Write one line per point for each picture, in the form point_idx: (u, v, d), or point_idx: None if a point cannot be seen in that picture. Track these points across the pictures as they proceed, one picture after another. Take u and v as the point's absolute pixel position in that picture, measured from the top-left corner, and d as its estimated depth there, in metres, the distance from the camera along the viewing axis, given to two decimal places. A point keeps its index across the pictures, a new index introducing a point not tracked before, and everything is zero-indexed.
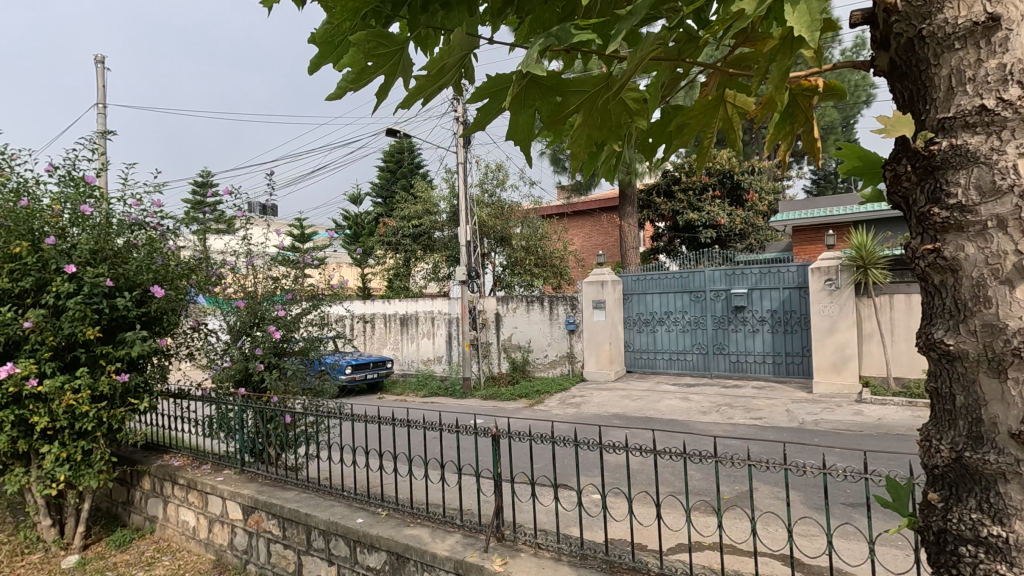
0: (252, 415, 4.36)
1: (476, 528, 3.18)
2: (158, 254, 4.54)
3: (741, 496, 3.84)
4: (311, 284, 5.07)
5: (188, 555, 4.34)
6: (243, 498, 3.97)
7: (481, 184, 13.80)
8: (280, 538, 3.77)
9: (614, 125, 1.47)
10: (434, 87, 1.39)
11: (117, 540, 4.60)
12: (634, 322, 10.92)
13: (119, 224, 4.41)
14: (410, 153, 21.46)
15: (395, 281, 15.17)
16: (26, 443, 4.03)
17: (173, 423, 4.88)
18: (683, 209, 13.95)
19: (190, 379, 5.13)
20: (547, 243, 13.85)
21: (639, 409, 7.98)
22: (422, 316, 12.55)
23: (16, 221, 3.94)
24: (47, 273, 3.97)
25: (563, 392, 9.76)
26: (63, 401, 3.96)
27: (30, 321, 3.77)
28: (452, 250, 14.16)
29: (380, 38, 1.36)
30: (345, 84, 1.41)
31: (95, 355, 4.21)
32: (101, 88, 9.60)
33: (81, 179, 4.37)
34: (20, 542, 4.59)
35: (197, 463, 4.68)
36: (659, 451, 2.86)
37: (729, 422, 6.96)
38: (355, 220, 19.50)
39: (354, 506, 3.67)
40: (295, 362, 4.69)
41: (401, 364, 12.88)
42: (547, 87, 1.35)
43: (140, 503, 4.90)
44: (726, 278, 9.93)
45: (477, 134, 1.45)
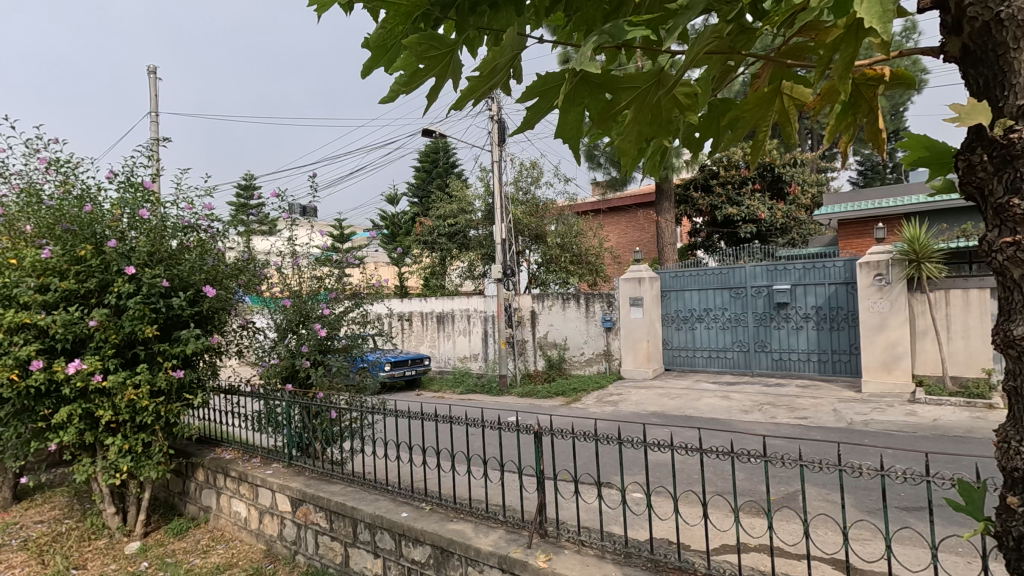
0: (299, 410, 4.50)
1: (519, 524, 3.21)
2: (209, 254, 4.77)
3: (789, 497, 3.75)
4: (352, 282, 5.18)
5: (241, 545, 4.51)
6: (292, 491, 4.11)
7: (516, 181, 13.82)
8: (328, 530, 3.88)
9: (664, 120, 1.45)
10: (484, 88, 1.40)
11: (174, 528, 4.83)
12: (672, 319, 10.75)
13: (173, 226, 4.63)
14: (445, 152, 21.68)
15: (431, 280, 15.35)
16: (92, 435, 4.26)
17: (224, 417, 5.08)
18: (722, 203, 13.64)
19: (240, 375, 5.33)
20: (582, 240, 13.79)
21: (678, 408, 7.86)
22: (458, 314, 12.67)
23: (80, 225, 4.17)
24: (109, 275, 4.19)
25: (599, 390, 9.70)
26: (126, 396, 4.18)
27: (94, 320, 3.97)
28: (487, 249, 14.29)
29: (431, 40, 1.38)
30: (397, 87, 1.45)
31: (152, 352, 4.42)
32: (153, 96, 10.05)
33: (139, 185, 4.62)
34: (87, 529, 4.88)
35: (247, 457, 4.85)
36: (704, 450, 2.80)
37: (773, 421, 6.79)
38: (392, 220, 19.90)
39: (398, 501, 3.75)
40: (338, 358, 4.80)
41: (438, 361, 13.04)
42: (598, 84, 1.35)
43: (195, 494, 5.12)
44: (768, 273, 9.67)
45: (526, 133, 1.46)
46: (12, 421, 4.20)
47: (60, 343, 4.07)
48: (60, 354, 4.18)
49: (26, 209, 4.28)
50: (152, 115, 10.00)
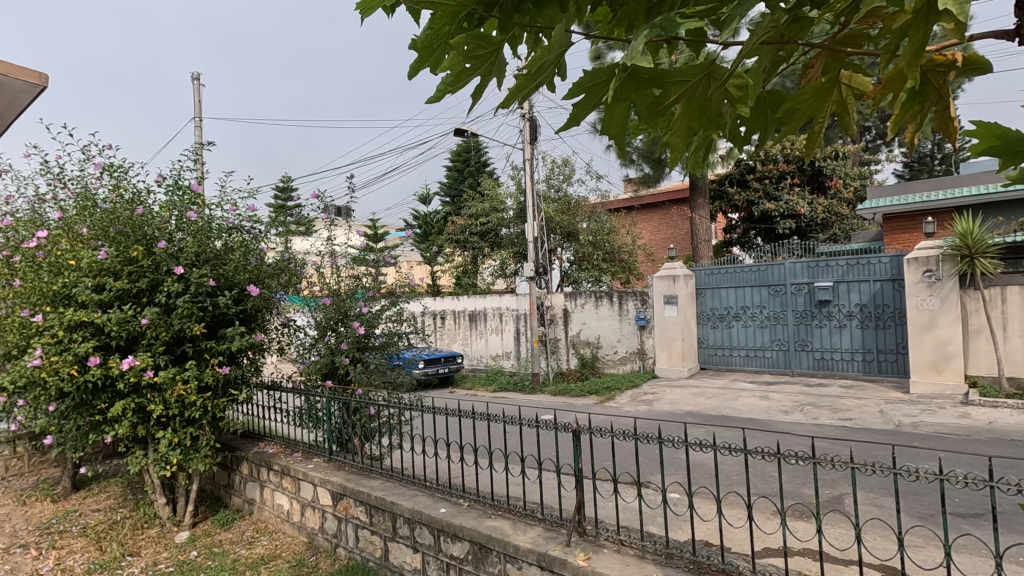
0: (339, 407, 4.59)
1: (558, 522, 3.20)
2: (252, 254, 4.95)
3: (836, 500, 3.64)
4: (388, 281, 5.24)
5: (284, 537, 4.64)
6: (334, 485, 4.20)
7: (548, 179, 13.77)
8: (368, 524, 3.95)
9: (714, 114, 1.41)
10: (531, 86, 1.40)
11: (221, 520, 5.00)
12: (708, 317, 10.55)
13: (218, 227, 4.81)
14: (477, 151, 21.79)
15: (464, 279, 15.46)
16: (144, 429, 4.45)
17: (266, 413, 5.22)
18: (759, 199, 13.29)
19: (281, 371, 5.47)
20: (615, 238, 13.67)
21: (715, 407, 7.72)
22: (491, 312, 12.74)
23: (132, 227, 4.37)
24: (159, 274, 4.39)
25: (633, 389, 9.59)
26: (175, 391, 4.34)
27: (146, 318, 4.14)
28: (519, 247, 14.32)
29: (478, 40, 1.39)
30: (443, 87, 1.46)
31: (200, 349, 4.60)
32: (197, 102, 10.43)
33: (186, 188, 4.81)
34: (140, 517, 5.09)
35: (289, 451, 4.99)
36: (749, 450, 2.72)
37: (815, 422, 6.60)
38: (425, 220, 20.17)
39: (436, 496, 3.79)
40: (376, 356, 4.88)
41: (471, 359, 13.13)
42: (646, 80, 1.33)
43: (240, 487, 5.29)
44: (810, 270, 9.40)
45: (572, 130, 1.45)
46: (72, 414, 4.41)
47: (115, 339, 4.24)
48: (115, 351, 4.35)
49: (82, 212, 4.48)
50: (196, 120, 10.37)
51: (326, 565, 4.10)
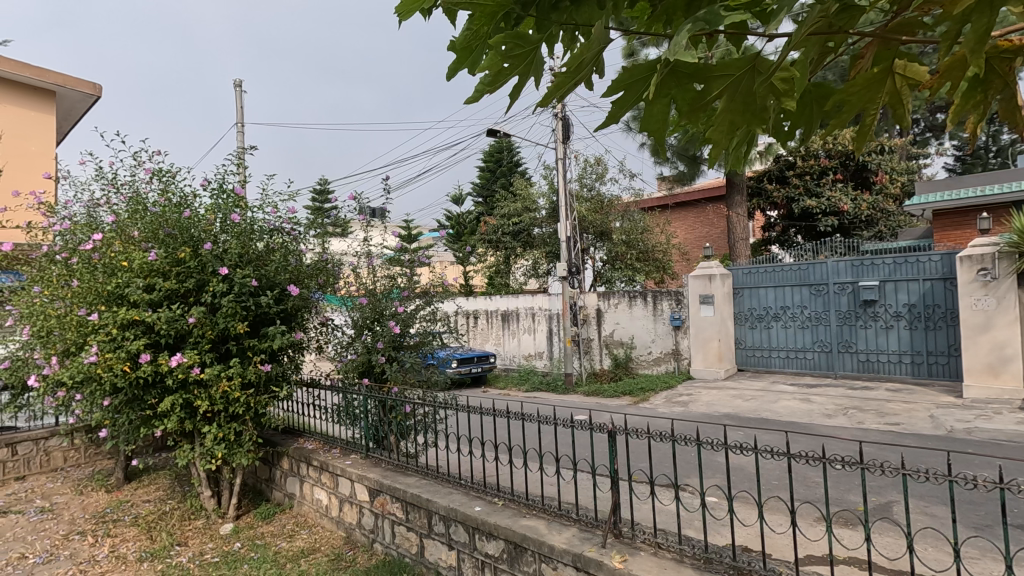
0: (375, 404, 4.67)
1: (593, 523, 3.18)
2: (292, 255, 5.11)
3: (884, 508, 3.50)
4: (422, 281, 5.29)
5: (323, 531, 4.75)
6: (371, 481, 4.28)
7: (580, 178, 13.67)
8: (404, 521, 4.01)
9: (758, 108, 1.38)
10: (570, 84, 1.40)
11: (263, 513, 5.15)
12: (746, 317, 10.30)
13: (260, 229, 4.97)
14: (509, 151, 21.83)
15: (496, 278, 15.52)
16: (191, 423, 4.62)
17: (305, 409, 5.36)
18: (800, 195, 12.89)
19: (320, 369, 5.61)
20: (649, 237, 13.49)
21: (753, 410, 7.53)
22: (523, 311, 12.75)
23: (180, 229, 4.56)
24: (205, 275, 4.57)
25: (668, 390, 9.44)
26: (221, 387, 4.51)
27: (193, 317, 4.31)
28: (551, 247, 14.28)
29: (518, 39, 1.39)
30: (482, 87, 1.47)
31: (243, 347, 4.75)
32: (240, 109, 10.80)
33: (230, 192, 4.98)
34: (187, 509, 5.30)
35: (328, 447, 5.10)
36: (792, 454, 2.63)
37: (860, 427, 6.36)
38: (458, 220, 20.34)
39: (471, 495, 3.82)
40: (411, 355, 4.94)
41: (503, 359, 13.17)
42: (687, 74, 1.31)
43: (280, 481, 5.44)
44: (854, 269, 9.08)
45: (610, 128, 1.43)
46: (125, 409, 4.60)
47: (164, 337, 4.42)
48: (164, 348, 4.53)
49: (134, 215, 4.68)
50: (239, 126, 10.74)
51: (363, 560, 4.19)
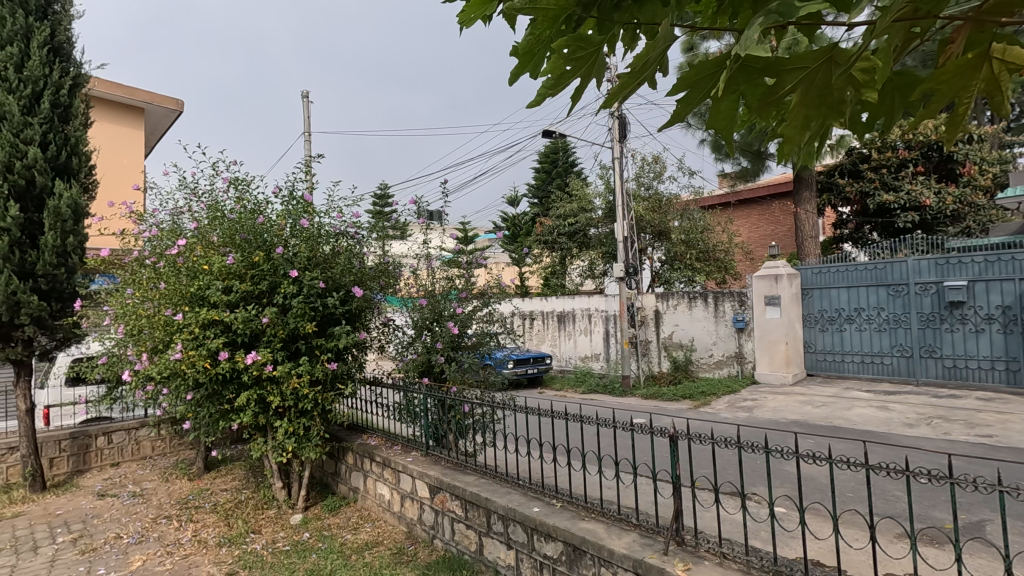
0: (434, 403, 4.76)
1: (654, 529, 3.12)
2: (356, 258, 5.33)
3: (976, 527, 3.24)
4: (479, 282, 5.36)
5: (385, 525, 4.90)
6: (431, 478, 4.38)
7: (638, 177, 13.43)
8: (463, 518, 4.07)
9: (835, 101, 1.31)
10: (633, 85, 1.38)
11: (330, 506, 5.38)
12: (816, 319, 9.78)
13: (326, 233, 5.22)
14: (565, 152, 21.79)
15: (552, 279, 15.50)
16: (265, 418, 4.88)
17: (369, 406, 5.56)
18: (875, 190, 12.12)
19: (382, 368, 5.79)
20: (710, 236, 13.08)
21: (824, 417, 7.15)
22: (580, 313, 12.67)
23: (254, 234, 4.84)
24: (277, 277, 4.83)
25: (731, 395, 9.12)
26: (291, 383, 4.75)
27: (267, 317, 4.56)
28: (608, 247, 14.12)
29: (580, 41, 1.39)
30: (543, 90, 1.48)
31: (312, 346, 4.98)
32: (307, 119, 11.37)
33: (299, 198, 5.24)
34: (260, 499, 5.60)
35: (389, 444, 5.26)
36: (872, 465, 2.47)
37: (945, 438, 5.92)
38: (514, 221, 20.52)
39: (529, 495, 3.83)
40: (469, 355, 5.02)
41: (559, 360, 13.14)
42: (758, 69, 1.26)
43: (345, 475, 5.65)
44: (937, 268, 8.44)
45: (677, 127, 1.40)
46: (205, 403, 4.91)
47: (241, 336, 4.70)
48: (240, 346, 4.81)
49: (213, 222, 5.00)
50: (307, 135, 11.31)
51: (424, 555, 4.29)
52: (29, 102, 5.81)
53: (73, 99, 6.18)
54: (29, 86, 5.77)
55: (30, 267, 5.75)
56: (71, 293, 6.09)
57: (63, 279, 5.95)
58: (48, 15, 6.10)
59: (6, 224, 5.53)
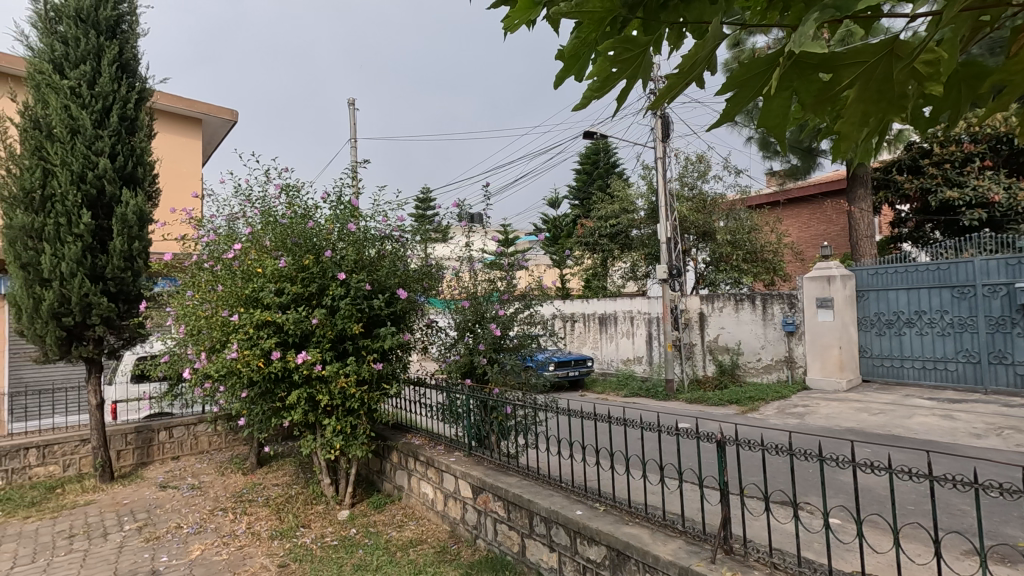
0: (477, 404, 4.81)
1: (701, 536, 3.05)
2: (400, 261, 5.45)
3: None
4: (521, 285, 5.38)
5: (428, 523, 4.98)
6: (474, 479, 4.42)
7: (681, 176, 13.17)
8: (506, 519, 4.10)
9: (896, 96, 1.26)
10: (681, 86, 1.37)
11: (376, 503, 5.51)
12: (872, 323, 9.35)
13: (372, 237, 5.36)
14: (606, 153, 21.60)
15: (593, 281, 15.38)
16: (314, 416, 5.04)
17: (413, 406, 5.66)
18: (937, 186, 11.45)
19: (425, 369, 5.89)
20: (757, 236, 12.69)
21: (881, 425, 6.83)
22: (621, 315, 12.52)
23: (304, 239, 5.03)
24: (326, 279, 4.99)
25: (781, 400, 8.82)
26: (339, 383, 4.90)
27: (316, 318, 4.71)
28: (651, 248, 13.91)
29: (626, 43, 1.39)
30: (589, 93, 1.48)
31: (358, 347, 5.12)
32: (352, 125, 11.70)
33: (346, 203, 5.41)
34: (310, 494, 5.79)
35: (433, 444, 5.35)
36: (936, 477, 2.33)
37: (1017, 450, 5.54)
38: (554, 223, 20.50)
39: (572, 498, 3.82)
40: (511, 356, 5.05)
41: (601, 363, 13.02)
42: (814, 65, 1.23)
43: (390, 473, 5.78)
44: (1007, 268, 7.92)
45: (726, 126, 1.38)
46: (259, 401, 5.11)
47: (291, 337, 4.87)
48: (291, 346, 4.98)
49: (265, 227, 5.22)
50: (353, 141, 11.64)
51: (467, 555, 4.33)
52: (100, 116, 6.21)
53: (138, 112, 6.56)
54: (100, 101, 6.17)
55: (101, 271, 6.14)
56: (137, 295, 6.46)
57: (129, 281, 6.33)
58: (116, 34, 6.51)
59: (80, 231, 5.94)
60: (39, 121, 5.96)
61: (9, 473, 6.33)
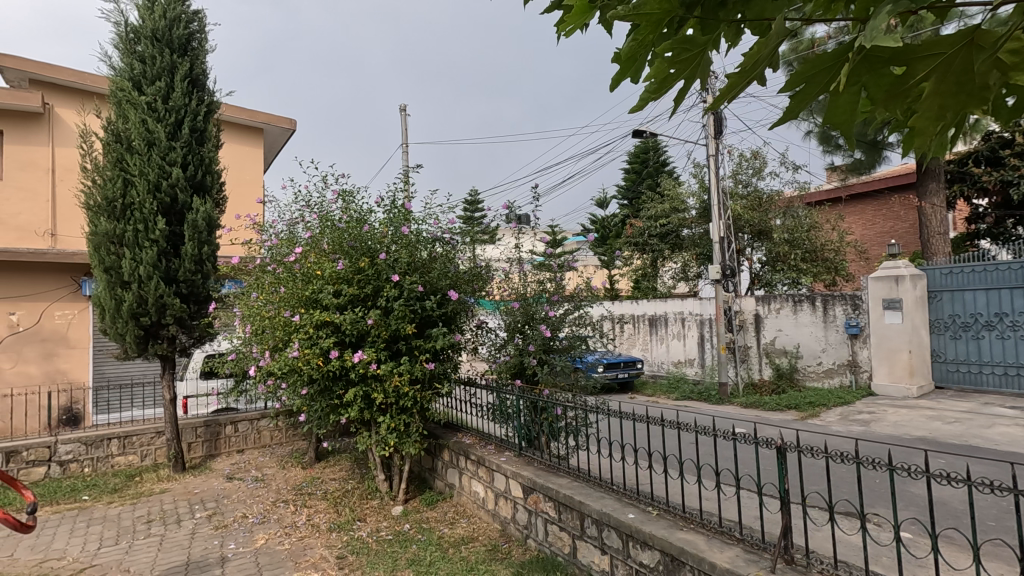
0: (527, 405, 4.83)
1: (759, 545, 2.97)
2: (451, 263, 5.55)
3: None
4: (570, 286, 5.38)
5: (479, 522, 5.05)
6: (524, 479, 4.45)
7: (735, 173, 12.78)
8: (557, 520, 4.10)
9: (978, 88, 1.19)
10: (743, 84, 1.34)
11: (428, 500, 5.63)
12: (945, 326, 8.79)
13: (424, 239, 5.49)
14: (656, 151, 21.23)
15: (643, 282, 15.14)
16: (369, 413, 5.20)
17: (464, 406, 5.76)
18: (1018, 180, 10.47)
19: (476, 369, 5.98)
20: (816, 235, 12.16)
21: (956, 435, 6.41)
22: (672, 316, 12.28)
23: (360, 242, 5.20)
24: (381, 281, 5.14)
25: (844, 406, 8.42)
26: (393, 382, 5.05)
27: (372, 318, 4.87)
28: (703, 248, 13.57)
29: (685, 43, 1.38)
30: (646, 95, 1.47)
31: (411, 347, 5.25)
32: (404, 131, 12.03)
33: (399, 207, 5.58)
34: (365, 489, 5.99)
35: (483, 443, 5.41)
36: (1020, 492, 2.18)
37: None
38: (603, 224, 20.33)
39: (624, 501, 3.78)
40: (561, 358, 5.04)
41: (651, 365, 12.81)
42: (887, 59, 1.18)
43: (442, 471, 5.89)
44: None
45: (789, 124, 1.34)
46: (318, 398, 5.31)
47: (348, 336, 5.03)
48: (348, 346, 5.16)
49: (324, 231, 5.43)
50: (405, 146, 11.96)
51: (518, 554, 4.36)
52: (173, 128, 6.64)
53: (207, 124, 6.96)
54: (173, 115, 6.59)
55: (174, 274, 6.56)
56: (206, 297, 6.84)
57: (199, 284, 6.72)
58: (188, 51, 6.92)
59: (155, 237, 6.37)
60: (120, 135, 6.43)
61: (94, 462, 6.85)
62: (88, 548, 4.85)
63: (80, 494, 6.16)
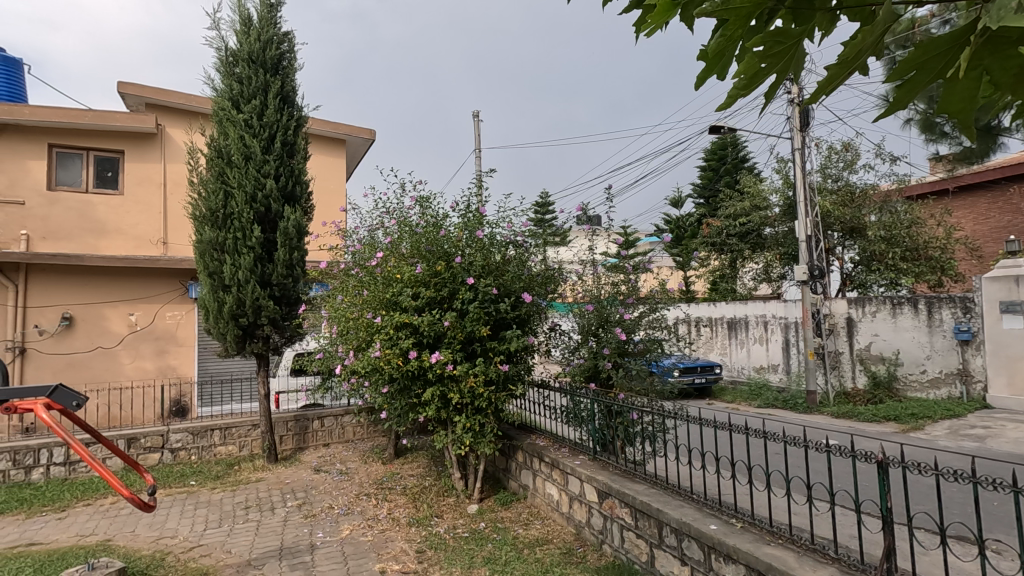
0: (601, 409, 4.77)
1: (857, 567, 2.77)
2: (524, 266, 5.61)
3: None
4: (645, 288, 5.29)
5: (553, 524, 5.04)
6: (600, 483, 4.41)
7: (823, 167, 11.97)
8: (633, 527, 4.03)
9: None
10: (844, 75, 1.27)
11: (502, 500, 5.70)
12: None
13: (497, 242, 5.57)
14: (735, 146, 20.32)
15: (721, 283, 14.54)
16: (445, 412, 5.34)
17: (538, 408, 5.78)
18: None
19: (549, 371, 5.97)
20: (917, 231, 11.19)
21: None
22: (754, 319, 11.70)
23: (436, 246, 5.36)
24: (456, 284, 5.26)
25: (953, 420, 7.67)
26: (469, 382, 5.16)
27: (448, 319, 5.00)
28: (787, 247, 12.80)
29: (779, 36, 1.32)
30: (736, 92, 1.43)
31: (486, 348, 5.34)
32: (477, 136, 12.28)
33: (474, 212, 5.70)
34: (442, 486, 6.15)
35: (557, 445, 5.40)
36: None
37: None
38: (678, 224, 19.70)
39: (704, 511, 3.65)
40: (637, 362, 4.96)
41: (730, 370, 12.28)
42: (1012, 40, 1.08)
43: (515, 472, 5.95)
44: None
45: (893, 116, 1.26)
46: (398, 397, 5.50)
47: (426, 337, 5.18)
48: (425, 346, 5.32)
49: (402, 235, 5.64)
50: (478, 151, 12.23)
51: (593, 559, 4.32)
52: (267, 143, 7.15)
53: (297, 138, 7.45)
54: (267, 130, 7.11)
55: (268, 277, 7.05)
56: (297, 299, 7.33)
57: (291, 287, 7.21)
58: (280, 70, 7.44)
59: (252, 244, 6.89)
60: (221, 151, 7.00)
61: (199, 450, 7.50)
62: (196, 529, 5.31)
63: (188, 480, 6.76)
